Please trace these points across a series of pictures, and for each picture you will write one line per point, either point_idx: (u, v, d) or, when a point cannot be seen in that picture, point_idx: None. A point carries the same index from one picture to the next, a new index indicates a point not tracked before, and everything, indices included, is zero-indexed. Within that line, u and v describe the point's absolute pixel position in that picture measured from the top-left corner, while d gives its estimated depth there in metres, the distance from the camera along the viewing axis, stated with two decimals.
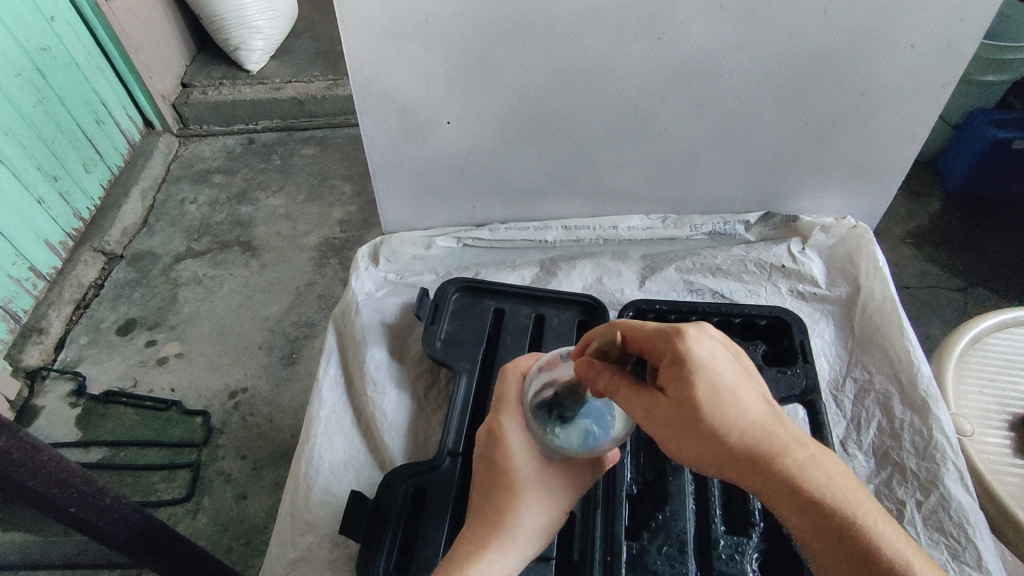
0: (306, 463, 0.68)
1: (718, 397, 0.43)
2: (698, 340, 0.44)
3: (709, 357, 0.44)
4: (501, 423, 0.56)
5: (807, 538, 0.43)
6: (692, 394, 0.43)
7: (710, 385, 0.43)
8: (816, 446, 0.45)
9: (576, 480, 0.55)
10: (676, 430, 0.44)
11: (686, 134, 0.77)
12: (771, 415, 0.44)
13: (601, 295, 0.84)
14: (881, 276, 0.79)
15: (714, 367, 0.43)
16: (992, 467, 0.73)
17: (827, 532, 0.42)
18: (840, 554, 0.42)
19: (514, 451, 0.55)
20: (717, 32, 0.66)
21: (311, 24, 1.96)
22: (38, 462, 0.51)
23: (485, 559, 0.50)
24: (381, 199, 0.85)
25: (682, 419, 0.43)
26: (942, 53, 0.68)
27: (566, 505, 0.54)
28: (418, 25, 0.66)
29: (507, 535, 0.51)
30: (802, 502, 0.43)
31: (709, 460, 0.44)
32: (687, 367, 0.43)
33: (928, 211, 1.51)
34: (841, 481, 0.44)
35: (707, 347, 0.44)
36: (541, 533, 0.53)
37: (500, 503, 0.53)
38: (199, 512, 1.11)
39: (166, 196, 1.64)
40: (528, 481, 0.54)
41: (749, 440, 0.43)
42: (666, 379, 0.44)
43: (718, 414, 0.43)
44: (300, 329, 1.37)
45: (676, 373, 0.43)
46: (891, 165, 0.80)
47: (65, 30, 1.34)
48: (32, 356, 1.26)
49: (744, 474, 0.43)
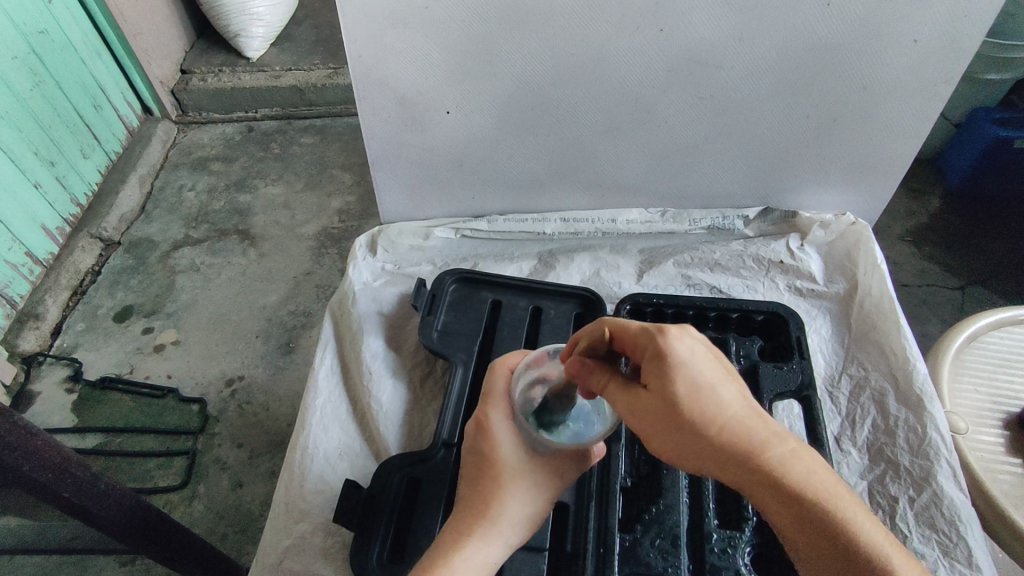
0: (302, 451, 0.68)
1: (699, 396, 0.43)
2: (680, 339, 0.43)
3: (689, 357, 0.43)
4: (489, 415, 0.57)
5: (796, 540, 0.42)
6: (673, 393, 0.43)
7: (690, 385, 0.43)
8: (796, 440, 0.44)
9: (563, 471, 0.55)
10: (661, 434, 0.44)
11: (687, 126, 0.77)
12: (751, 411, 0.44)
13: (599, 288, 0.84)
14: (879, 273, 0.79)
15: (694, 366, 0.43)
16: (985, 465, 0.74)
17: (813, 533, 0.42)
18: (822, 546, 0.41)
19: (501, 441, 0.55)
20: (719, 22, 0.66)
21: (313, 11, 1.95)
22: (31, 446, 0.51)
23: (471, 547, 0.50)
24: (380, 189, 0.85)
25: (665, 418, 0.43)
26: (945, 49, 0.67)
27: (551, 493, 0.55)
28: (417, 12, 0.65)
29: (493, 524, 0.51)
30: (783, 496, 0.42)
31: (691, 457, 0.44)
32: (667, 365, 0.43)
33: (928, 209, 1.51)
34: (823, 474, 0.43)
35: (688, 347, 0.43)
36: (526, 522, 0.52)
37: (486, 491, 0.53)
38: (196, 500, 1.11)
39: (164, 183, 1.64)
40: (515, 470, 0.54)
41: (728, 438, 0.42)
42: (649, 378, 0.44)
43: (699, 413, 0.42)
44: (297, 318, 1.37)
45: (657, 371, 0.43)
46: (891, 161, 0.80)
47: (63, 14, 1.33)
48: (28, 342, 1.26)
49: (728, 471, 0.43)
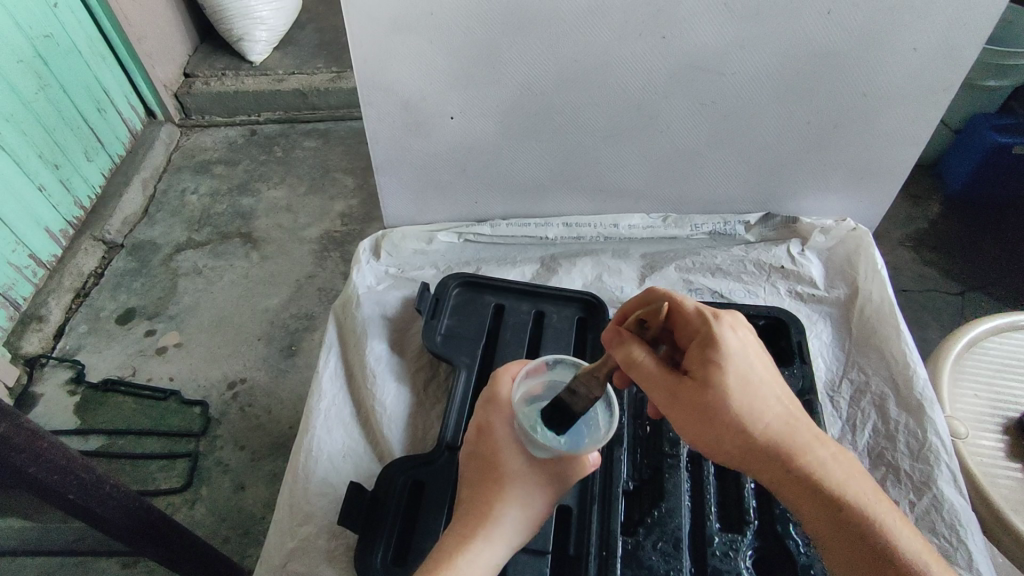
0: (305, 454, 0.68)
1: (745, 387, 0.46)
2: (731, 331, 0.48)
3: (739, 348, 0.47)
4: (491, 420, 0.57)
5: (825, 533, 0.47)
6: (721, 378, 0.46)
7: (740, 375, 0.46)
8: (832, 444, 0.49)
9: (563, 473, 0.55)
10: (696, 422, 0.47)
11: (689, 132, 0.77)
12: (793, 410, 0.48)
13: (601, 292, 0.84)
14: (880, 278, 0.80)
15: (743, 358, 0.47)
16: (985, 469, 0.74)
17: (844, 526, 0.46)
18: (837, 531, 0.46)
19: (502, 445, 0.56)
20: (721, 29, 0.66)
21: (315, 15, 1.96)
22: (38, 448, 0.52)
23: (473, 548, 0.50)
24: (384, 194, 0.86)
25: (703, 406, 0.46)
26: (944, 56, 0.68)
27: (551, 495, 0.55)
28: (422, 18, 0.66)
29: (495, 526, 0.52)
30: (818, 490, 0.47)
31: (732, 447, 0.47)
32: (719, 352, 0.46)
33: (928, 214, 1.52)
34: (854, 477, 0.48)
35: (738, 339, 0.48)
36: (525, 525, 0.53)
37: (487, 493, 0.53)
38: (198, 502, 1.11)
39: (166, 186, 1.64)
40: (515, 474, 0.54)
41: (765, 429, 0.47)
42: (696, 362, 0.47)
43: (744, 402, 0.46)
44: (299, 321, 1.37)
45: (708, 356, 0.46)
46: (892, 167, 0.80)
47: (68, 17, 1.34)
48: (32, 344, 1.27)
49: (768, 465, 0.47)
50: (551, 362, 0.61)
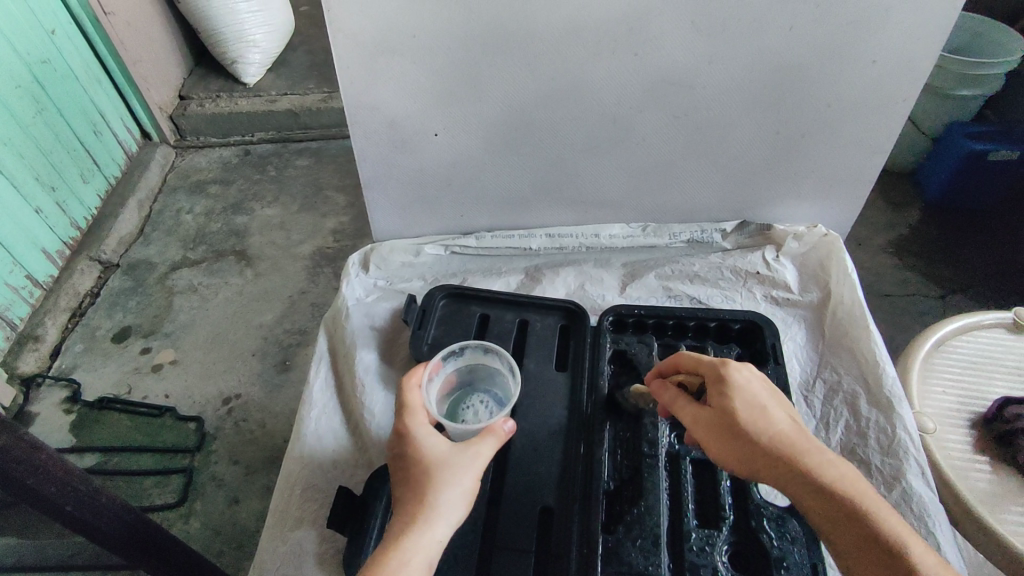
0: (297, 461, 0.71)
1: (753, 410, 0.56)
2: (739, 370, 0.59)
3: (746, 382, 0.58)
4: (408, 424, 0.57)
5: (843, 546, 0.50)
6: (729, 405, 0.57)
7: (745, 404, 0.57)
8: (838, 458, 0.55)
9: (484, 452, 0.56)
10: (715, 449, 0.57)
11: (663, 144, 0.80)
12: (798, 429, 0.56)
13: (583, 301, 0.87)
14: (850, 282, 0.82)
15: (749, 389, 0.58)
16: (954, 462, 0.76)
17: (854, 536, 0.49)
18: (851, 540, 0.49)
19: (422, 442, 0.55)
20: (689, 47, 0.70)
21: (307, 38, 2.01)
22: (36, 460, 0.54)
23: (416, 533, 0.50)
24: (372, 209, 0.88)
25: (719, 433, 0.57)
26: (901, 69, 0.71)
27: (479, 473, 0.55)
28: (406, 41, 0.69)
29: (431, 511, 0.52)
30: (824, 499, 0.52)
31: (746, 464, 0.55)
32: (728, 386, 0.58)
33: (908, 221, 1.56)
34: (865, 489, 0.52)
35: (744, 375, 0.58)
36: (463, 505, 0.53)
37: (418, 485, 0.53)
38: (191, 516, 1.12)
39: (162, 207, 1.67)
40: (442, 462, 0.54)
41: (772, 447, 0.54)
42: (711, 399, 0.58)
43: (751, 423, 0.56)
44: (293, 336, 1.40)
45: (720, 392, 0.58)
46: (858, 176, 0.84)
47: (65, 43, 1.38)
48: (28, 364, 1.28)
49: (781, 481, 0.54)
50: (447, 357, 0.72)
